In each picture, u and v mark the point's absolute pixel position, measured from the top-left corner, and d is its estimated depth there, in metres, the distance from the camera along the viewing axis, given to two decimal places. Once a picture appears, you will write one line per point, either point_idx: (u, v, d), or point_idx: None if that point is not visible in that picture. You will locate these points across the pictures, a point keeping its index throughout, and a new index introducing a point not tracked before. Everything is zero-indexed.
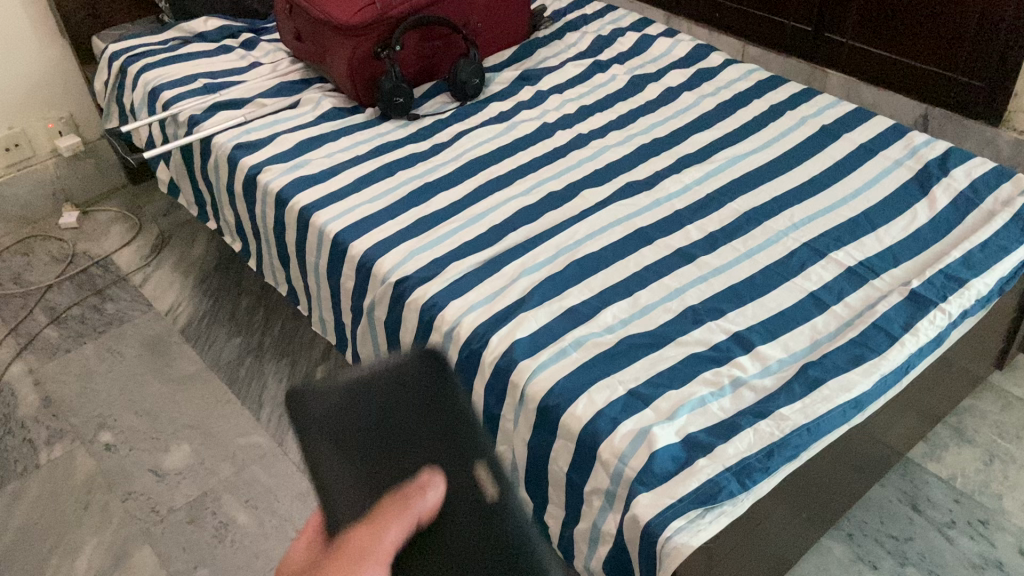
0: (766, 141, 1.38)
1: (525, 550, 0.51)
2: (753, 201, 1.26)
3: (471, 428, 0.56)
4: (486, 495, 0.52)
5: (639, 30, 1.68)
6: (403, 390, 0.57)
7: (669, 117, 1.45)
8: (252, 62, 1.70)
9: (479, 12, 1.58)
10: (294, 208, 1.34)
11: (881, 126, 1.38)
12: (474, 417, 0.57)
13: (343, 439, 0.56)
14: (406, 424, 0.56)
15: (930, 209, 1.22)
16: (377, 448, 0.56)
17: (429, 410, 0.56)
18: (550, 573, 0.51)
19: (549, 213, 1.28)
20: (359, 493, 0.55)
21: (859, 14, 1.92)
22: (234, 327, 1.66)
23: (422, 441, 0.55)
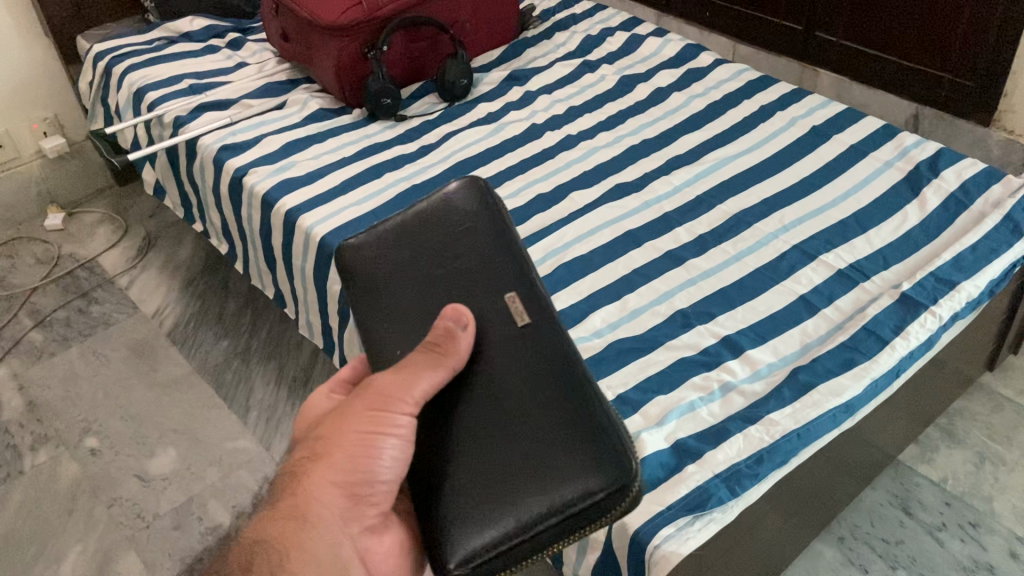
0: (756, 142, 1.37)
1: (563, 366, 0.68)
2: (743, 203, 1.25)
3: (497, 256, 0.77)
4: (520, 321, 0.71)
5: (628, 29, 1.67)
6: (421, 226, 0.84)
7: (659, 118, 1.44)
8: (239, 62, 1.69)
9: (467, 11, 1.56)
10: (280, 210, 1.32)
11: (871, 126, 1.37)
12: (499, 244, 0.78)
13: (390, 279, 0.82)
14: (434, 255, 0.81)
15: (920, 211, 1.22)
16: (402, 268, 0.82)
17: (442, 237, 0.82)
18: (579, 367, 0.68)
19: (538, 215, 1.27)
20: (390, 311, 0.81)
21: (849, 14, 1.91)
22: (222, 329, 1.65)
23: (445, 262, 0.79)
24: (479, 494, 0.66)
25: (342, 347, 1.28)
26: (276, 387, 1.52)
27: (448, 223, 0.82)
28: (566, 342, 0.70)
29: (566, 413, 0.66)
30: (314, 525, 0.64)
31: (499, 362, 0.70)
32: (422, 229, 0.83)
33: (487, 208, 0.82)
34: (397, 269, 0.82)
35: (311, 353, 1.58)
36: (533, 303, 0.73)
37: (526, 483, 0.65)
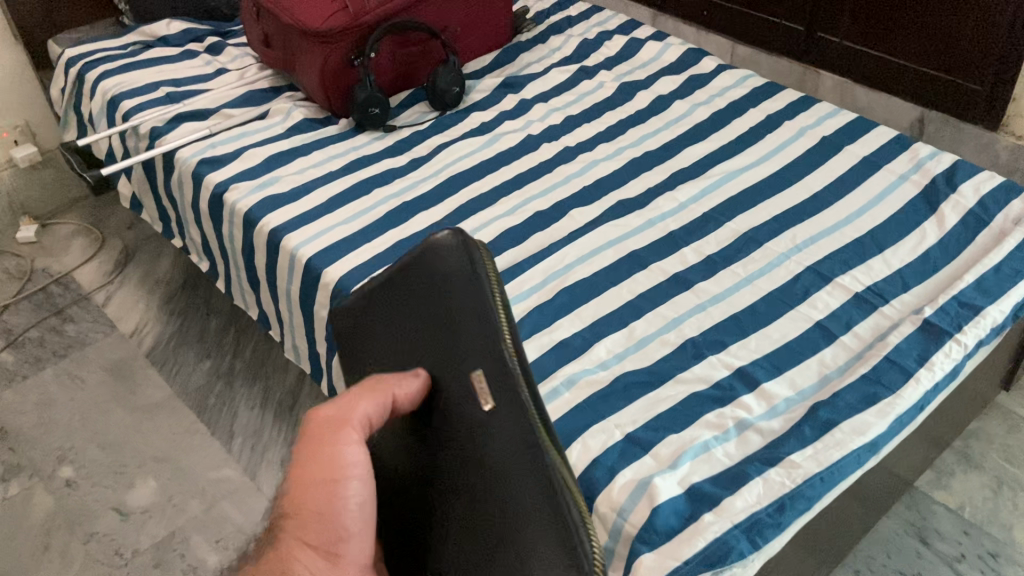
0: (763, 154, 1.31)
1: (517, 445, 0.67)
2: (752, 221, 1.19)
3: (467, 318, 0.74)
4: (483, 398, 0.70)
5: (626, 32, 1.60)
6: (401, 282, 0.83)
7: (661, 128, 1.38)
8: (219, 68, 1.61)
9: (458, 14, 1.49)
10: (263, 230, 1.25)
11: (883, 137, 1.31)
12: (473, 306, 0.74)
13: (382, 343, 0.84)
14: (411, 317, 0.80)
15: (938, 229, 1.16)
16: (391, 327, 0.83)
17: (415, 295, 0.80)
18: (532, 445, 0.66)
19: (537, 234, 1.20)
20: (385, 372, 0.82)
21: (853, 14, 1.85)
22: (204, 349, 1.58)
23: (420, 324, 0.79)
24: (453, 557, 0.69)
25: (330, 374, 1.21)
26: (261, 411, 1.45)
27: (427, 273, 0.79)
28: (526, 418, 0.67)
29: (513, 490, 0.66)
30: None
31: (470, 430, 0.71)
32: (400, 287, 0.83)
33: (454, 260, 0.77)
34: (386, 324, 0.84)
35: (298, 375, 1.51)
36: (495, 377, 0.70)
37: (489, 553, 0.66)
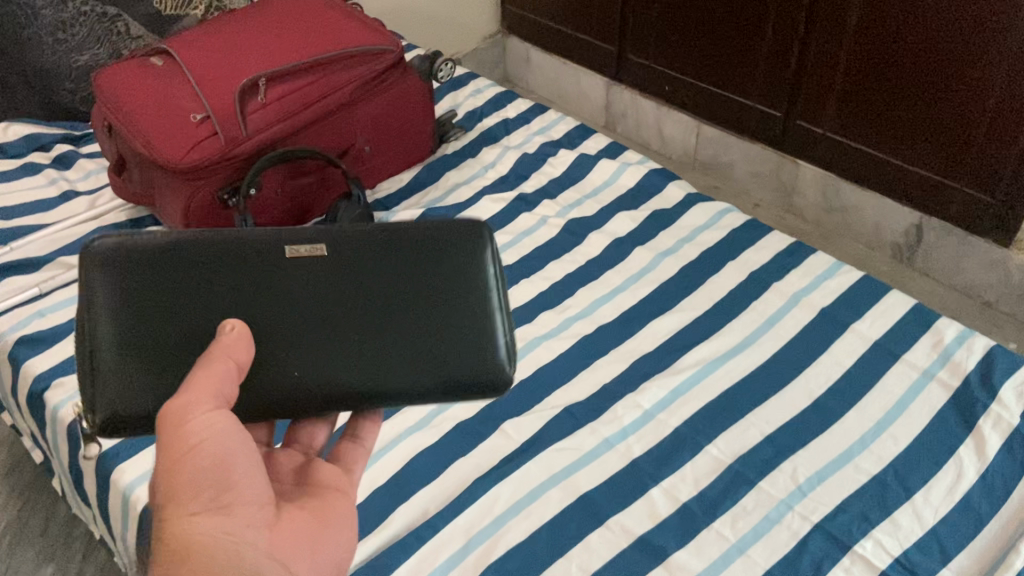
0: (748, 332, 1.02)
1: (382, 301, 0.71)
2: (740, 444, 0.90)
3: (232, 244, 0.70)
4: (314, 253, 0.71)
5: (574, 146, 1.32)
6: (120, 280, 0.68)
7: (617, 290, 1.09)
8: (65, 190, 1.27)
9: (365, 131, 1.20)
10: (89, 454, 0.93)
11: (897, 310, 1.03)
12: (217, 241, 0.70)
13: (168, 353, 0.67)
14: (149, 308, 0.68)
15: (979, 458, 0.88)
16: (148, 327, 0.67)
17: (142, 290, 0.68)
18: (398, 272, 0.72)
19: (457, 463, 0.90)
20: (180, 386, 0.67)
21: (840, 102, 1.57)
22: (47, 549, 1.24)
23: (174, 298, 0.68)
24: (445, 352, 0.71)
25: None
26: None
27: (120, 280, 0.68)
28: (367, 266, 0.72)
29: (429, 301, 0.72)
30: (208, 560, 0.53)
31: (354, 281, 0.71)
32: (133, 286, 0.68)
33: (132, 265, 0.68)
34: (142, 325, 0.67)
35: None
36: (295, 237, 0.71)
37: (463, 335, 0.72)
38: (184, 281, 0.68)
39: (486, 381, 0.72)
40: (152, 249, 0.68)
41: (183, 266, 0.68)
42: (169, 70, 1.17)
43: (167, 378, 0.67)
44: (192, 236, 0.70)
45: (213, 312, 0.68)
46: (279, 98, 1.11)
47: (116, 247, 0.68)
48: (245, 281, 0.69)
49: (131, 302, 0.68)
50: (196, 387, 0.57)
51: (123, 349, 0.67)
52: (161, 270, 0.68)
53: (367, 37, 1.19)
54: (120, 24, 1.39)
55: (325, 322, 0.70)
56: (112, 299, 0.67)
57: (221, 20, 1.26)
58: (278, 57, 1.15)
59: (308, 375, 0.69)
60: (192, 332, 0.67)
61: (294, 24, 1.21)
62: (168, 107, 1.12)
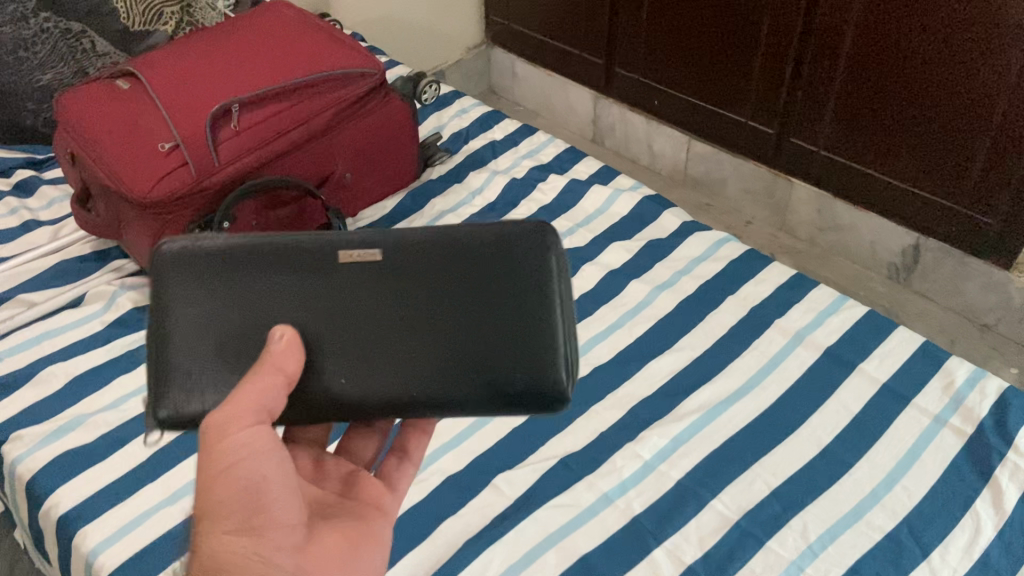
0: (752, 374, 0.97)
1: (442, 309, 0.65)
2: (746, 499, 0.85)
3: (289, 246, 0.64)
4: (372, 256, 0.65)
5: (564, 169, 1.26)
6: (183, 281, 0.64)
7: (612, 328, 1.03)
8: (26, 220, 1.20)
9: (347, 157, 1.14)
10: (50, 515, 0.87)
11: (905, 349, 0.99)
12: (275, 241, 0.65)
13: (231, 356, 0.63)
14: (214, 311, 0.63)
15: (997, 512, 0.83)
16: (210, 334, 0.63)
17: (206, 294, 0.63)
18: (462, 277, 0.66)
19: (447, 522, 0.84)
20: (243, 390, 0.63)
21: (835, 120, 1.53)
22: None
23: (232, 304, 0.63)
24: (507, 362, 0.65)
25: None
26: None
27: (187, 281, 0.64)
28: (431, 269, 0.65)
29: (493, 310, 0.66)
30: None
31: (415, 287, 0.65)
32: (199, 287, 0.63)
33: (197, 266, 0.64)
34: (204, 328, 0.63)
35: None
36: (354, 237, 0.65)
37: (526, 343, 0.65)
38: (241, 282, 0.64)
39: (548, 393, 0.66)
40: (209, 253, 0.64)
41: (246, 267, 0.64)
42: (136, 93, 1.10)
43: (224, 381, 0.63)
44: (248, 240, 0.65)
45: (268, 316, 0.63)
46: (252, 125, 1.06)
47: (177, 250, 0.64)
48: (293, 285, 0.63)
49: (191, 307, 0.63)
50: (237, 400, 0.54)
51: (184, 348, 0.63)
52: (222, 275, 0.64)
53: (348, 58, 1.13)
54: (85, 40, 1.32)
55: (380, 331, 0.64)
56: (174, 303, 0.63)
57: (192, 39, 1.19)
58: (253, 80, 1.09)
59: (356, 387, 0.64)
60: (256, 335, 0.63)
61: (270, 45, 1.15)
62: (135, 134, 1.05)
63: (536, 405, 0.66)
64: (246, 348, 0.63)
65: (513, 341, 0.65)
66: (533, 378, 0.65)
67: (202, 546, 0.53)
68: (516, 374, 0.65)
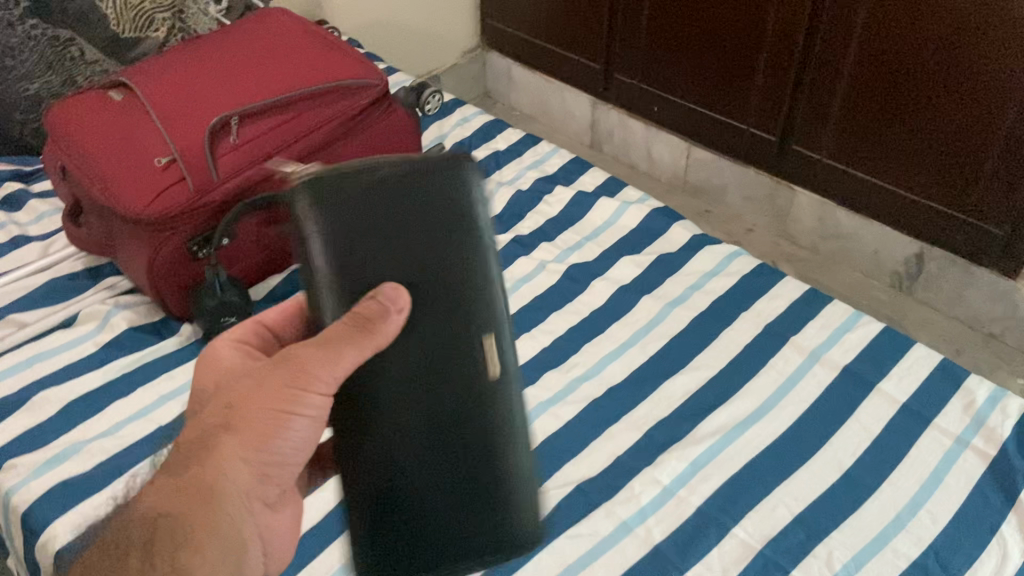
0: (769, 393, 0.95)
1: (472, 421, 0.56)
2: (769, 526, 0.83)
3: (471, 280, 0.54)
4: (489, 372, 0.55)
5: (570, 180, 1.24)
6: (424, 180, 0.52)
7: (625, 346, 1.01)
8: (15, 235, 1.16)
9: None
10: (46, 550, 0.83)
11: (924, 367, 0.97)
12: (473, 269, 0.54)
13: (350, 249, 0.52)
14: (394, 217, 0.52)
15: None
16: (372, 225, 0.52)
17: (415, 210, 0.52)
18: (482, 447, 0.57)
19: None
20: (333, 274, 0.52)
21: (840, 128, 1.51)
22: None
23: (409, 236, 0.52)
24: (403, 525, 0.57)
25: None
26: None
27: (421, 188, 0.52)
28: (498, 418, 0.57)
29: (461, 481, 0.57)
30: (213, 513, 0.56)
31: (475, 406, 0.56)
32: (408, 203, 0.52)
33: (431, 192, 0.52)
34: (368, 213, 0.52)
35: None
36: (504, 353, 0.56)
37: (432, 530, 0.57)
38: (400, 221, 0.52)
39: (375, 564, 0.58)
40: (461, 198, 0.53)
41: (439, 244, 0.53)
42: (130, 105, 1.06)
43: (329, 248, 0.52)
44: (482, 234, 0.54)
45: (390, 272, 0.52)
46: (253, 139, 1.02)
47: (447, 165, 0.53)
48: (424, 282, 0.53)
49: (393, 196, 0.52)
50: (342, 366, 0.53)
51: (337, 200, 0.51)
52: (429, 213, 0.52)
53: (350, 68, 1.10)
54: (73, 48, 1.28)
55: (404, 391, 0.54)
56: (401, 179, 0.52)
57: (187, 48, 1.15)
58: (252, 92, 1.06)
59: (369, 392, 0.54)
60: (378, 268, 0.52)
61: (269, 55, 1.12)
62: (129, 148, 1.01)
63: (367, 557, 0.58)
64: (358, 257, 0.52)
65: (438, 513, 0.57)
66: (391, 550, 0.57)
67: (212, 468, 0.56)
68: (404, 535, 0.57)
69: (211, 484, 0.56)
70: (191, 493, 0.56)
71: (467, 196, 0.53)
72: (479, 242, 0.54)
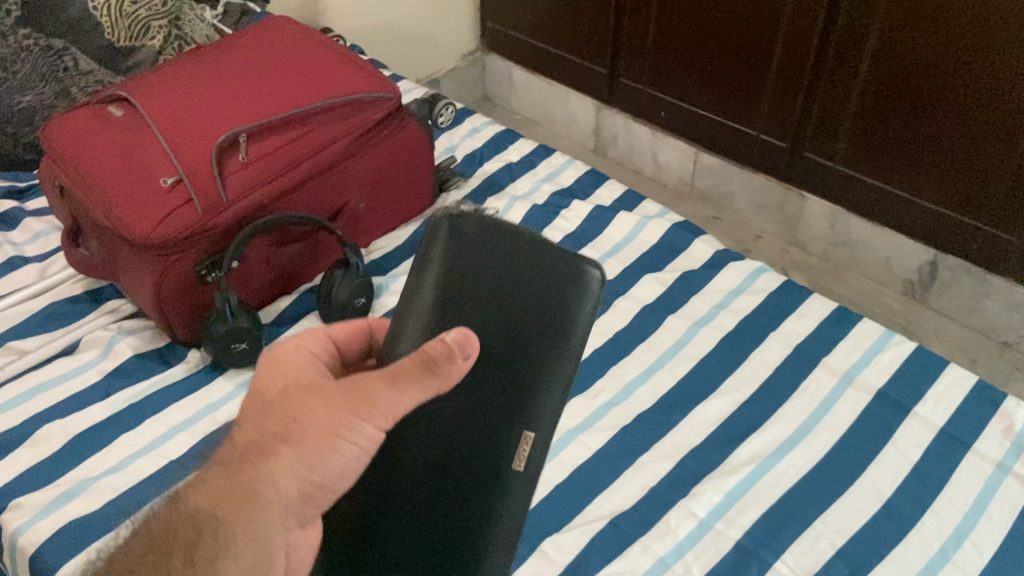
0: (802, 418, 0.92)
1: (480, 500, 0.58)
2: (811, 561, 0.80)
3: (535, 380, 0.57)
4: (515, 466, 0.58)
5: (586, 195, 1.22)
6: (547, 272, 0.57)
7: (652, 368, 0.98)
8: (10, 256, 1.11)
9: (360, 186, 1.08)
10: None
11: (960, 389, 0.95)
12: (545, 373, 0.57)
13: (455, 292, 0.58)
14: (503, 286, 0.58)
15: None
16: (488, 287, 0.58)
17: (526, 289, 0.57)
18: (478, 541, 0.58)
19: None
20: (434, 306, 0.59)
21: (852, 135, 1.49)
22: None
23: (505, 311, 0.57)
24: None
25: None
26: None
27: (543, 279, 0.57)
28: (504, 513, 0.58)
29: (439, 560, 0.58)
30: (252, 526, 0.52)
31: (490, 491, 0.58)
32: (521, 287, 0.57)
33: (550, 287, 0.57)
34: (484, 273, 0.58)
35: None
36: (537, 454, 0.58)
37: None
38: (505, 297, 0.57)
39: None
40: (568, 305, 0.57)
41: (527, 326, 0.57)
42: (132, 120, 1.02)
43: (442, 283, 0.59)
44: (568, 345, 0.57)
45: (473, 323, 0.58)
46: (262, 156, 0.98)
47: (583, 279, 0.57)
48: (492, 350, 0.57)
49: (518, 271, 0.58)
50: (400, 397, 0.53)
51: (469, 246, 0.59)
52: (534, 301, 0.57)
53: (362, 81, 1.07)
54: (67, 58, 1.22)
55: (439, 448, 0.58)
56: (531, 259, 0.58)
57: (187, 59, 1.10)
58: (260, 107, 1.01)
59: (417, 436, 0.58)
60: (467, 315, 0.58)
61: (275, 66, 1.07)
62: (132, 167, 0.96)
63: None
64: (458, 303, 0.58)
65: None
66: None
67: (259, 476, 0.52)
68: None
69: (251, 484, 0.52)
70: (236, 501, 0.52)
71: (581, 287, 0.57)
72: (570, 331, 0.57)
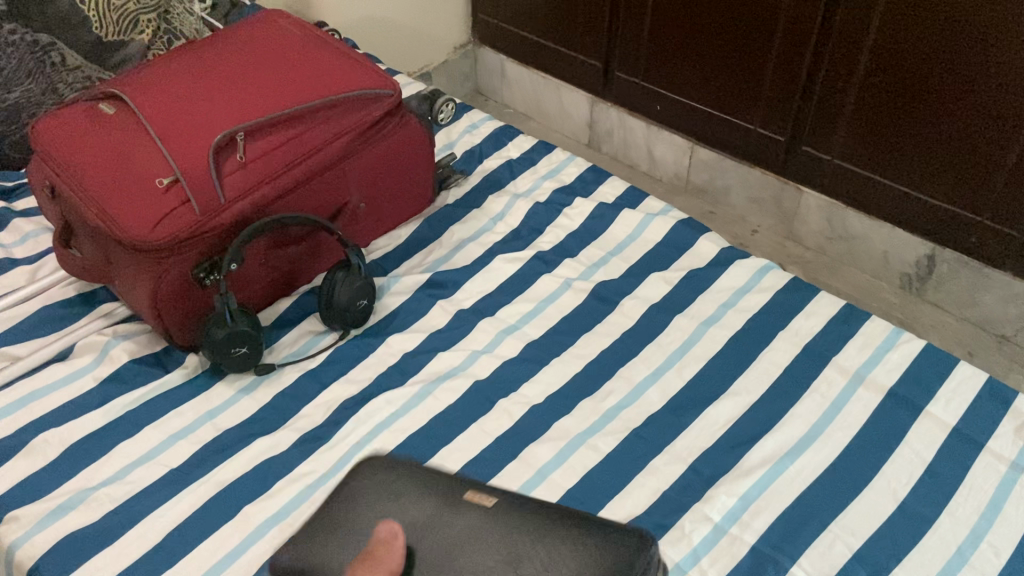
0: (815, 418, 0.91)
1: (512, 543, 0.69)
2: (828, 564, 0.79)
3: (436, 497, 0.74)
4: (485, 503, 0.73)
5: (588, 192, 1.22)
6: (362, 494, 0.77)
7: (662, 369, 0.97)
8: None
9: (360, 185, 1.06)
10: None
11: (970, 386, 0.94)
12: (436, 496, 0.75)
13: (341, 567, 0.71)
14: (356, 520, 0.75)
15: None
16: (346, 533, 0.74)
17: (368, 508, 0.76)
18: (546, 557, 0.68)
19: None
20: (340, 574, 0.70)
21: (850, 130, 1.48)
22: None
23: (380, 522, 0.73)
24: None
25: None
26: None
27: (366, 488, 0.78)
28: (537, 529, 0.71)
29: None
30: None
31: (502, 524, 0.71)
32: (363, 511, 0.76)
33: (385, 482, 0.78)
34: (339, 533, 0.74)
35: None
36: (487, 491, 0.76)
37: None
38: (368, 521, 0.74)
39: None
40: (392, 476, 0.78)
41: (401, 495, 0.76)
42: (124, 118, 0.98)
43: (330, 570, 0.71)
44: (417, 476, 0.78)
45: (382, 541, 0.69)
46: (261, 156, 0.95)
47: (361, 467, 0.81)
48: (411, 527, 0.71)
49: (355, 507, 0.76)
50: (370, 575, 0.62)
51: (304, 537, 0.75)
52: (385, 499, 0.76)
53: (362, 78, 1.04)
54: (54, 53, 1.19)
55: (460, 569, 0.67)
56: (348, 499, 0.77)
57: (178, 54, 1.07)
58: (256, 103, 0.99)
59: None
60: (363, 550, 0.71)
61: (271, 62, 1.05)
62: (126, 167, 0.93)
63: None
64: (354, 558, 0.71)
65: None
66: None
67: None
68: None
69: None
70: None
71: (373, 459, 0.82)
72: (403, 473, 0.79)
